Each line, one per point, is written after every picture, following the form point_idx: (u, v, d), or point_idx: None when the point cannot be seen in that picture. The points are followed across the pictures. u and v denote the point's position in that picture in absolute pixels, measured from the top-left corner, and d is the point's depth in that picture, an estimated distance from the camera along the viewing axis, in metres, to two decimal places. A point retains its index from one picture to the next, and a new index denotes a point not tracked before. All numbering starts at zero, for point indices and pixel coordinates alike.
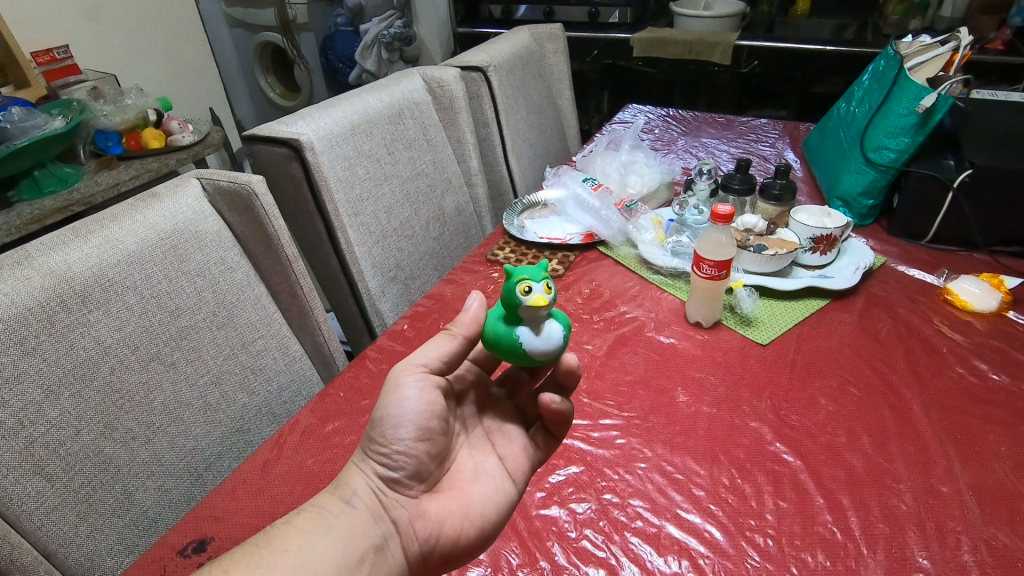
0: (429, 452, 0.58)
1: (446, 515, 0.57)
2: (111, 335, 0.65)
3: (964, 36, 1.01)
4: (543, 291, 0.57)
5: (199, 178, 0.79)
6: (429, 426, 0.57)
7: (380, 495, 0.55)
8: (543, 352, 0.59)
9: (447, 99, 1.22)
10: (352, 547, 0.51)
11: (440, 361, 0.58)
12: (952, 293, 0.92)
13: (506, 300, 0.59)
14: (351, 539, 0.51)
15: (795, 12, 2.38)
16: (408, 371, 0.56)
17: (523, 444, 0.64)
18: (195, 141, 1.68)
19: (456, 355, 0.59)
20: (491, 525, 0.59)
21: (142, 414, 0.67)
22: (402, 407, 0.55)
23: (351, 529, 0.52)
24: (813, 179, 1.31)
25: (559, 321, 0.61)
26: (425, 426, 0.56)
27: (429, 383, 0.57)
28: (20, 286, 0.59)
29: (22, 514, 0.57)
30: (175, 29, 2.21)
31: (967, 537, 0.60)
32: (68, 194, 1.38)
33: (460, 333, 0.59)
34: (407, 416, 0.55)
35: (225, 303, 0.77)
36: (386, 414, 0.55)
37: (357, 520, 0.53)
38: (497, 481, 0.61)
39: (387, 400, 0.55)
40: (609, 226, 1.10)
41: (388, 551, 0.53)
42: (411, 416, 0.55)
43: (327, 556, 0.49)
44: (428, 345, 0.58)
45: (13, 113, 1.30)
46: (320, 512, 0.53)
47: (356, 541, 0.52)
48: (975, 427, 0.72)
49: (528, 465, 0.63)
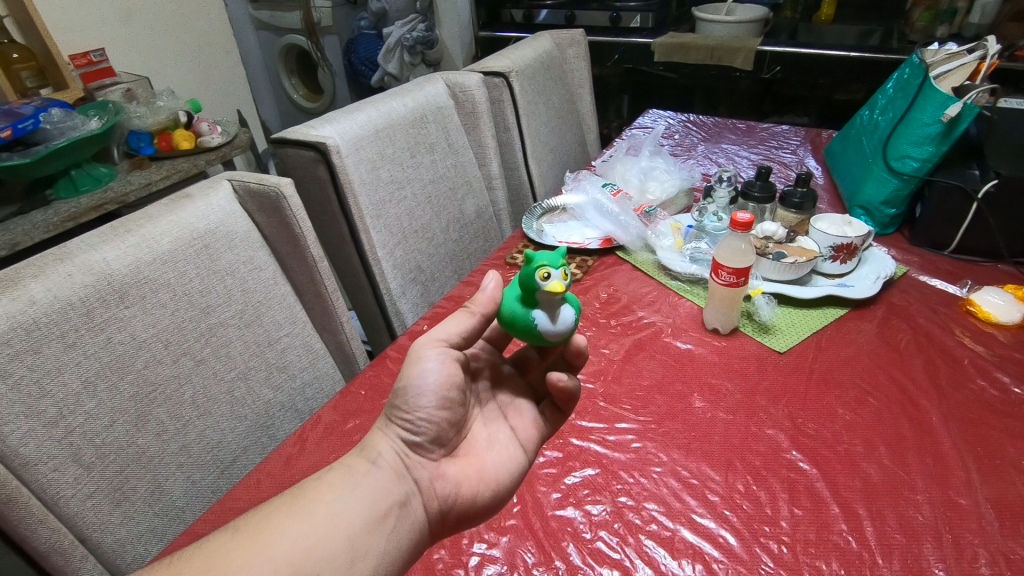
0: (449, 419, 0.59)
1: (464, 478, 0.58)
2: (146, 331, 0.67)
3: (990, 45, 1.02)
4: (560, 278, 0.58)
5: (231, 180, 0.82)
6: (450, 396, 0.58)
7: (402, 456, 0.56)
8: (555, 334, 0.60)
9: (469, 104, 1.24)
10: (378, 501, 0.52)
11: (459, 337, 0.60)
12: (974, 304, 0.91)
13: (524, 280, 0.60)
14: (377, 494, 0.52)
15: (818, 18, 2.36)
16: (428, 344, 0.58)
17: (536, 417, 0.66)
18: (223, 143, 1.73)
19: (473, 331, 0.61)
20: (504, 489, 0.60)
21: (173, 407, 0.69)
22: (424, 375, 0.57)
23: (377, 485, 0.53)
24: (834, 187, 1.30)
25: (573, 304, 0.62)
26: (446, 395, 0.58)
27: (449, 356, 0.59)
28: (62, 282, 0.61)
29: (60, 499, 0.60)
30: (205, 33, 2.26)
31: (985, 550, 0.59)
32: (103, 193, 1.42)
33: (478, 311, 0.61)
34: (428, 384, 0.57)
35: (252, 301, 0.79)
36: (409, 381, 0.57)
37: (382, 478, 0.53)
38: (509, 449, 0.62)
39: (410, 369, 0.57)
40: (627, 231, 1.11)
41: (411, 507, 0.53)
42: (432, 385, 0.57)
43: (354, 510, 0.50)
44: (448, 322, 0.60)
45: (52, 115, 1.38)
46: (347, 470, 0.53)
47: (381, 497, 0.52)
48: (995, 440, 0.71)
49: (539, 435, 0.65)
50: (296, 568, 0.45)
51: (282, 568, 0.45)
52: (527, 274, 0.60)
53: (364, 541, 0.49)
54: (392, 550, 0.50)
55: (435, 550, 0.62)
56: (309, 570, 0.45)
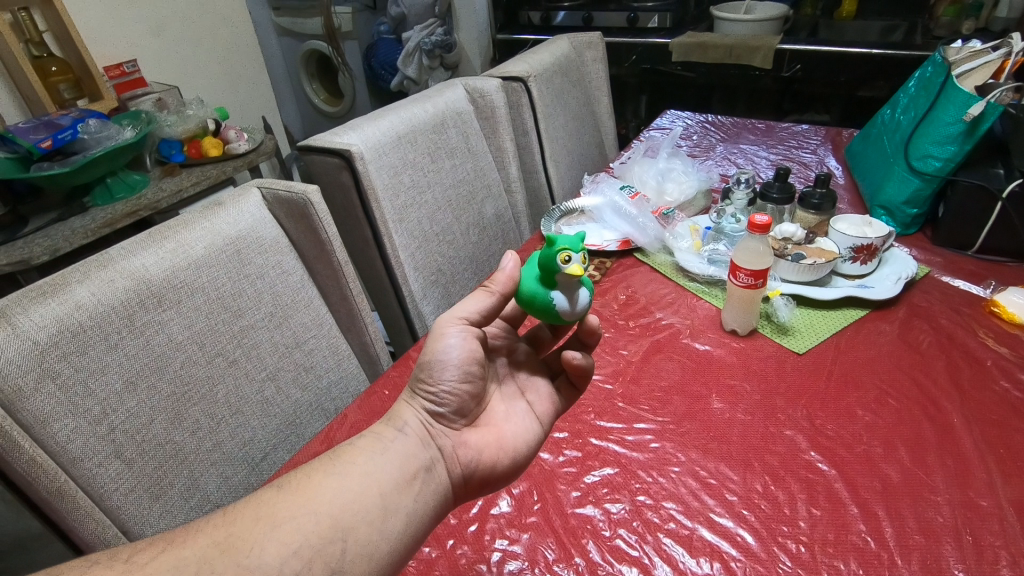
0: (471, 391, 0.60)
1: (485, 446, 0.60)
2: (182, 333, 0.70)
3: (1016, 42, 1.00)
4: (579, 262, 0.60)
5: (260, 187, 0.85)
6: (471, 370, 0.60)
7: (427, 424, 0.58)
8: (569, 315, 0.63)
9: (488, 109, 1.26)
10: (406, 465, 0.54)
11: (479, 315, 0.61)
12: (998, 305, 0.90)
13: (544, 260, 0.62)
14: (405, 458, 0.54)
15: (840, 14, 2.34)
16: (449, 320, 0.60)
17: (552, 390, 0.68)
18: (250, 149, 1.77)
19: (492, 309, 0.62)
20: (522, 457, 0.62)
21: (207, 406, 0.72)
22: (448, 348, 0.58)
23: (404, 451, 0.55)
24: (855, 187, 1.29)
25: (589, 286, 0.64)
26: (468, 369, 0.59)
27: (469, 332, 0.60)
28: (104, 287, 0.65)
29: (103, 494, 0.63)
30: (230, 41, 2.31)
31: (1005, 552, 0.59)
32: (137, 201, 1.47)
33: (497, 290, 0.62)
34: (450, 358, 0.58)
35: (281, 304, 0.82)
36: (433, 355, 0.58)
37: (409, 444, 0.55)
38: (527, 420, 0.64)
39: (434, 343, 0.58)
40: (645, 233, 1.12)
41: (437, 472, 0.55)
42: (454, 359, 0.58)
43: (384, 473, 0.52)
44: (467, 300, 0.61)
45: (90, 126, 1.43)
46: (376, 436, 0.56)
47: (408, 461, 0.54)
48: (1018, 441, 0.71)
49: (555, 408, 0.67)
50: (332, 523, 0.48)
51: (320, 522, 0.47)
52: (547, 255, 0.61)
53: (394, 500, 0.51)
54: (420, 511, 0.52)
55: (459, 545, 0.63)
56: (343, 525, 0.48)
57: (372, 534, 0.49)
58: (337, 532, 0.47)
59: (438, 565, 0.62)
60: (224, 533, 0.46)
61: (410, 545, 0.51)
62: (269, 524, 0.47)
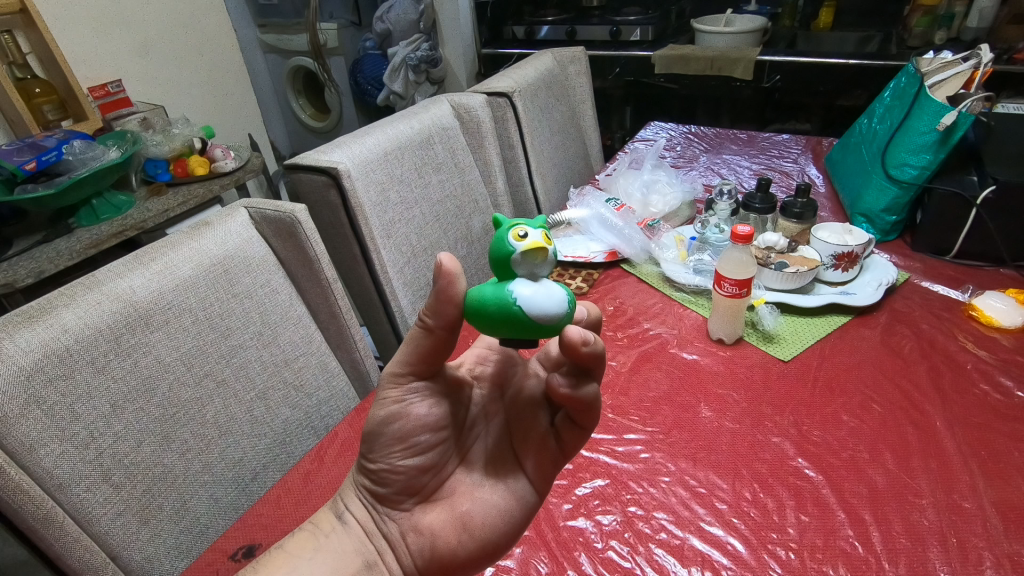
0: (419, 466, 0.57)
1: (440, 529, 0.56)
2: (170, 354, 0.70)
3: (984, 54, 1.03)
4: (539, 235, 0.55)
5: (247, 207, 0.85)
6: (416, 442, 0.56)
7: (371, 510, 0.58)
8: (547, 304, 0.51)
9: (474, 124, 1.27)
10: (340, 565, 0.54)
11: (418, 361, 0.55)
12: (976, 309, 0.92)
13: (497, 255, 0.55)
14: (340, 558, 0.54)
15: (817, 26, 2.39)
16: (388, 388, 0.55)
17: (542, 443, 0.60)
18: (236, 167, 1.77)
19: (440, 355, 0.55)
20: (490, 534, 0.56)
21: (196, 426, 0.72)
22: (385, 423, 0.55)
23: (340, 548, 0.55)
24: (835, 195, 1.32)
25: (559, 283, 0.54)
26: (410, 442, 0.56)
27: (411, 398, 0.55)
28: (91, 310, 0.64)
29: (92, 519, 0.62)
30: (217, 59, 2.32)
31: (989, 553, 0.61)
32: (123, 220, 1.46)
33: (434, 326, 0.52)
34: (387, 436, 0.55)
35: (270, 322, 0.82)
36: (369, 440, 0.56)
37: (347, 539, 0.56)
38: (500, 486, 0.59)
39: (368, 421, 0.55)
40: (632, 244, 1.13)
41: (380, 566, 0.55)
42: (389, 441, 0.55)
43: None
44: (409, 349, 0.55)
45: (74, 147, 1.42)
46: (314, 531, 0.56)
47: (344, 560, 0.55)
48: (999, 443, 0.72)
49: (551, 465, 0.59)
50: None
51: None
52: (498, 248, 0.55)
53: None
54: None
55: None
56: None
57: None
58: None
59: None
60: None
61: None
62: None
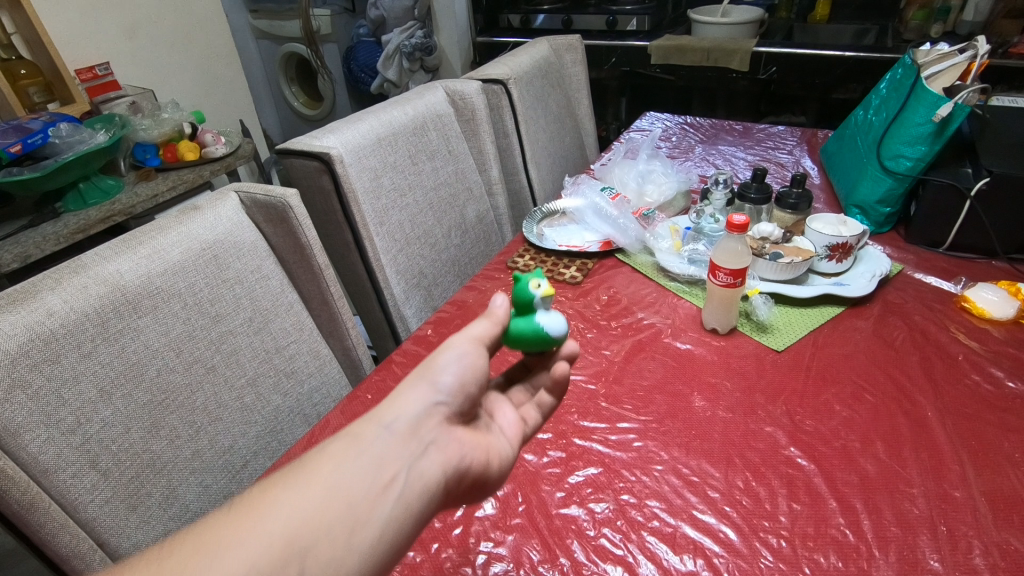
0: (470, 398, 0.54)
1: (473, 450, 0.53)
2: (158, 340, 0.69)
3: (982, 45, 1.02)
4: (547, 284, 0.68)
5: (237, 192, 0.83)
6: (473, 387, 0.54)
7: (419, 420, 0.50)
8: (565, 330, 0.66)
9: (469, 111, 1.26)
10: (382, 470, 0.47)
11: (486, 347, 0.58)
12: (969, 301, 0.93)
13: (518, 300, 0.66)
14: (383, 464, 0.47)
15: (814, 18, 2.38)
16: (461, 339, 0.55)
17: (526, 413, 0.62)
18: (228, 153, 1.75)
19: (495, 339, 0.59)
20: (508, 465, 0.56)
21: (185, 413, 0.71)
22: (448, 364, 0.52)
23: (383, 455, 0.47)
24: (830, 187, 1.32)
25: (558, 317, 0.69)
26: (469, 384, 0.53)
27: (477, 353, 0.55)
28: (77, 293, 0.63)
29: (78, 504, 0.61)
30: (207, 44, 2.29)
31: (979, 541, 0.61)
32: (110, 206, 1.44)
33: (497, 322, 0.60)
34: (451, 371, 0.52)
35: (260, 308, 0.81)
36: (438, 358, 0.52)
37: (392, 446, 0.48)
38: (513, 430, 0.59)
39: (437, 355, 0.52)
40: (627, 234, 1.12)
41: (422, 475, 0.48)
42: (460, 367, 0.52)
43: (355, 482, 0.46)
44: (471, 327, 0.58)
45: (61, 130, 1.39)
46: (352, 439, 0.48)
47: (387, 465, 0.47)
48: (989, 433, 0.73)
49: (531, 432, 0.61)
50: (286, 542, 0.42)
51: (276, 540, 0.42)
52: (518, 293, 0.66)
53: (363, 512, 0.45)
54: (398, 518, 0.46)
55: (444, 549, 0.63)
56: (300, 545, 0.42)
57: (336, 549, 0.43)
58: (296, 550, 0.42)
59: (423, 570, 0.61)
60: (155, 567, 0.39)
61: (386, 555, 0.45)
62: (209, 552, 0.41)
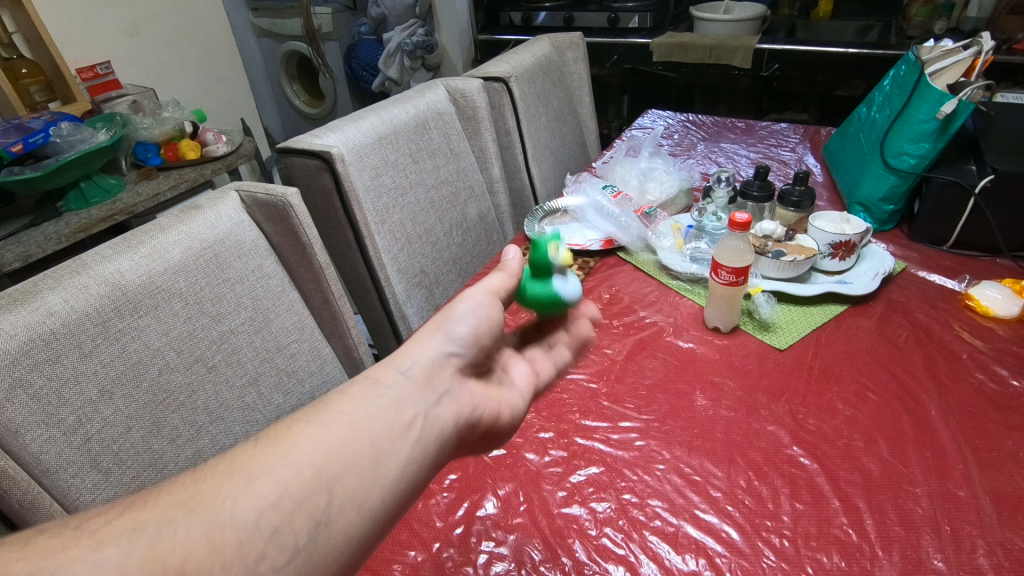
0: (483, 352, 0.58)
1: (483, 403, 0.56)
2: (159, 340, 0.69)
3: (986, 41, 1.01)
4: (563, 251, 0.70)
5: (238, 191, 0.83)
6: (488, 337, 0.58)
7: (435, 367, 0.55)
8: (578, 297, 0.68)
9: (470, 109, 1.25)
10: (403, 410, 0.51)
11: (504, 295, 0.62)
12: (973, 299, 0.92)
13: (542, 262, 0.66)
14: (403, 403, 0.51)
15: (816, 15, 2.37)
16: (475, 291, 0.59)
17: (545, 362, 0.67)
18: (228, 151, 1.74)
19: (510, 294, 0.63)
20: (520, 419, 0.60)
21: (186, 413, 0.71)
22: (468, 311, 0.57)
23: (403, 396, 0.51)
24: (833, 185, 1.31)
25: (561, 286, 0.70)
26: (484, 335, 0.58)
27: (493, 304, 0.59)
28: (77, 293, 0.63)
29: (79, 504, 0.61)
30: (208, 43, 2.29)
31: (982, 541, 0.61)
32: (112, 205, 1.44)
33: (511, 271, 0.64)
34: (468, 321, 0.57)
35: (262, 307, 0.81)
36: (455, 311, 0.57)
37: (410, 388, 0.52)
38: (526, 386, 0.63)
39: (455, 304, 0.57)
40: (629, 232, 1.12)
41: (437, 418, 0.52)
42: (475, 319, 0.57)
43: (379, 416, 0.50)
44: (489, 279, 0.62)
45: (62, 129, 1.39)
46: (371, 382, 0.52)
47: (406, 406, 0.51)
48: (993, 432, 0.72)
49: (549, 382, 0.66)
50: (318, 471, 0.45)
51: (303, 472, 0.45)
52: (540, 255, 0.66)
53: (386, 447, 0.48)
54: (417, 457, 0.50)
55: (445, 548, 0.63)
56: (330, 474, 0.45)
57: (362, 482, 0.46)
58: (325, 480, 0.45)
59: (424, 569, 0.61)
60: (192, 489, 0.43)
61: (406, 493, 0.49)
62: (243, 476, 0.44)
